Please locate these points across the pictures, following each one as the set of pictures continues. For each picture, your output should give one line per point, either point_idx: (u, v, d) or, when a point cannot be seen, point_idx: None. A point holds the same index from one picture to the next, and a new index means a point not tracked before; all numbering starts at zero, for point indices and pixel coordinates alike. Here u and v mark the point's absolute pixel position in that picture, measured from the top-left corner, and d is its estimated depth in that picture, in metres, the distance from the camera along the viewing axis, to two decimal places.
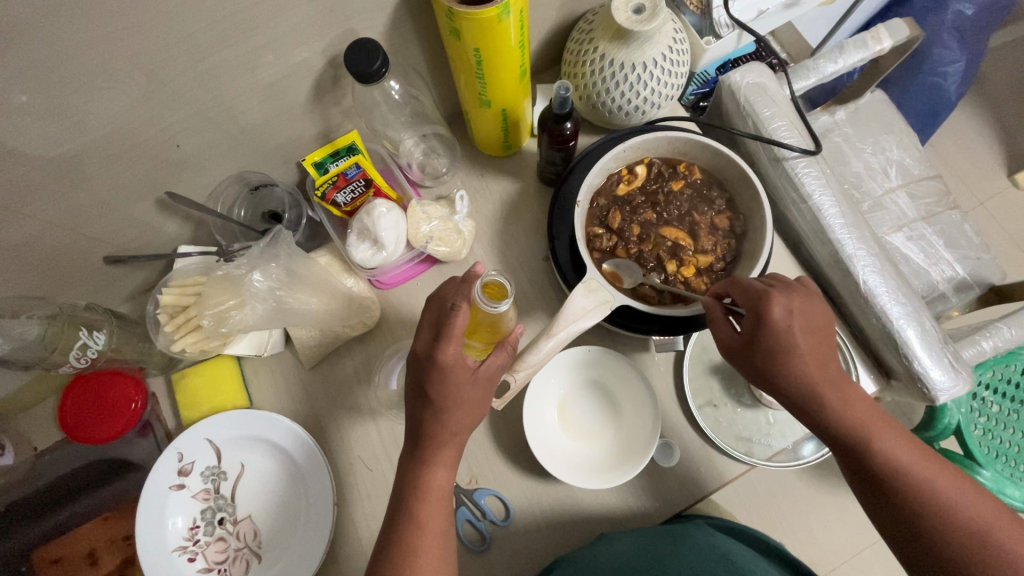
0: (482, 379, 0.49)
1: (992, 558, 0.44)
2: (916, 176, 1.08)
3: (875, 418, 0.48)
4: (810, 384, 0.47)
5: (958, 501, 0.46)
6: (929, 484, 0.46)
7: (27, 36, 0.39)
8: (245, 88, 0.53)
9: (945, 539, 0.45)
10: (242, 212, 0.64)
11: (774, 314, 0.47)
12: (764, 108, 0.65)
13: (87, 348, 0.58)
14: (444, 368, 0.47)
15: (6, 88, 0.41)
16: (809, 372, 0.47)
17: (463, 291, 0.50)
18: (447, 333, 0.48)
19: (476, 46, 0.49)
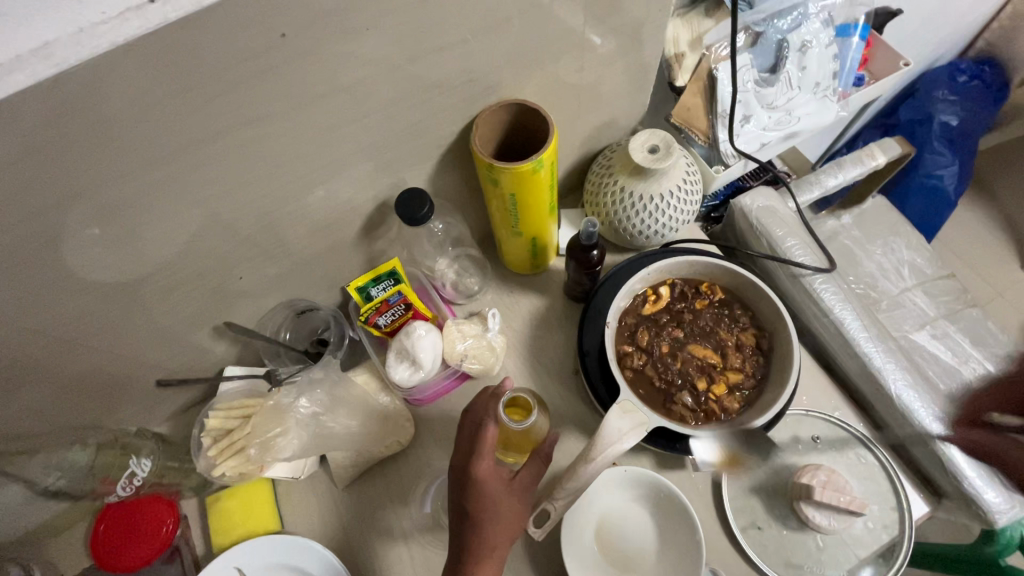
0: (517, 489, 0.51)
1: None
2: (930, 275, 1.10)
3: None
4: None
5: None
6: None
7: (121, 188, 0.43)
8: (303, 224, 0.58)
9: None
10: (287, 334, 0.67)
11: None
12: (776, 229, 0.69)
13: (133, 476, 0.63)
14: (480, 481, 0.49)
15: (81, 227, 0.44)
16: None
17: (492, 409, 0.54)
18: (480, 447, 0.51)
19: (512, 191, 0.55)
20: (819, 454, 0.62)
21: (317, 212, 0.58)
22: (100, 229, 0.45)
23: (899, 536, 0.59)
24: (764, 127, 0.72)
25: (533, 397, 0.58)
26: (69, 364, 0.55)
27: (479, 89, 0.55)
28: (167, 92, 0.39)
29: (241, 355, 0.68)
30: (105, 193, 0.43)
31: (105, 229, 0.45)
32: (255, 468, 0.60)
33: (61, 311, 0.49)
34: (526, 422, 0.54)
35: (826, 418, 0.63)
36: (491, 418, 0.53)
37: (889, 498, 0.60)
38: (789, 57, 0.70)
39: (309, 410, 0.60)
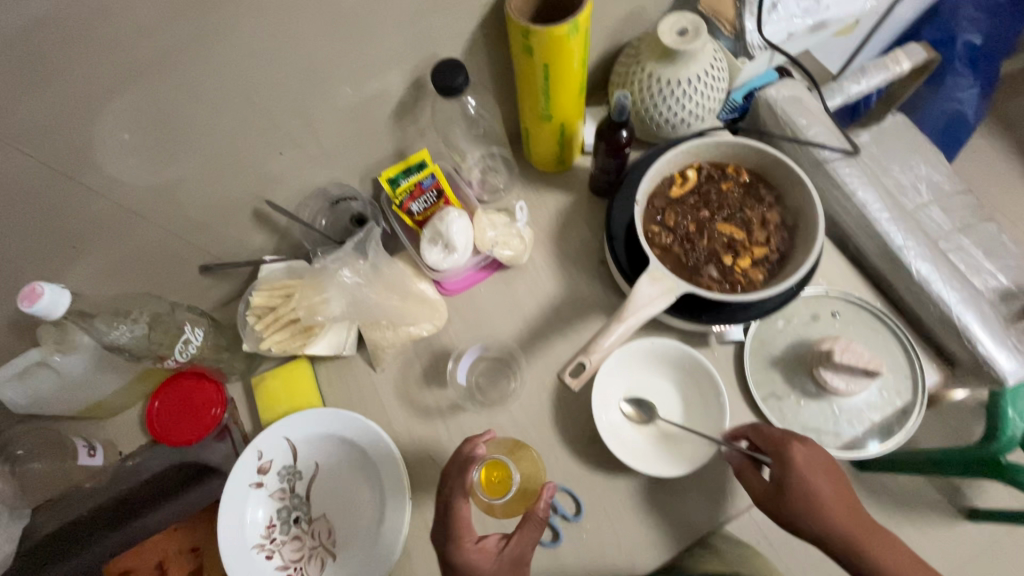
0: (507, 560, 0.52)
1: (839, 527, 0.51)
2: (947, 191, 1.11)
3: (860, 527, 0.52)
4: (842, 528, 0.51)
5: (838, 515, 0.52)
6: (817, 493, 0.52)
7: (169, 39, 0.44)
8: (338, 103, 0.58)
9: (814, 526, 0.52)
10: (324, 222, 0.69)
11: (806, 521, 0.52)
12: (799, 117, 0.69)
13: (189, 343, 0.61)
14: (462, 563, 0.51)
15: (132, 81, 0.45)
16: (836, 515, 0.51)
17: (458, 479, 0.54)
18: (456, 534, 0.52)
19: (545, 62, 0.56)
20: (839, 330, 0.65)
21: (352, 91, 0.58)
22: (150, 83, 0.46)
23: (915, 399, 0.62)
24: (792, 14, 0.71)
25: (508, 449, 0.64)
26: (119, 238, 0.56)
27: None
28: None
29: (277, 247, 0.70)
30: (156, 41, 0.44)
31: (155, 85, 0.46)
32: (297, 345, 0.63)
33: (114, 173, 0.51)
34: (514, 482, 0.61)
35: (846, 297, 0.66)
36: (456, 497, 0.53)
37: (902, 367, 0.63)
38: None
39: (353, 280, 0.62)
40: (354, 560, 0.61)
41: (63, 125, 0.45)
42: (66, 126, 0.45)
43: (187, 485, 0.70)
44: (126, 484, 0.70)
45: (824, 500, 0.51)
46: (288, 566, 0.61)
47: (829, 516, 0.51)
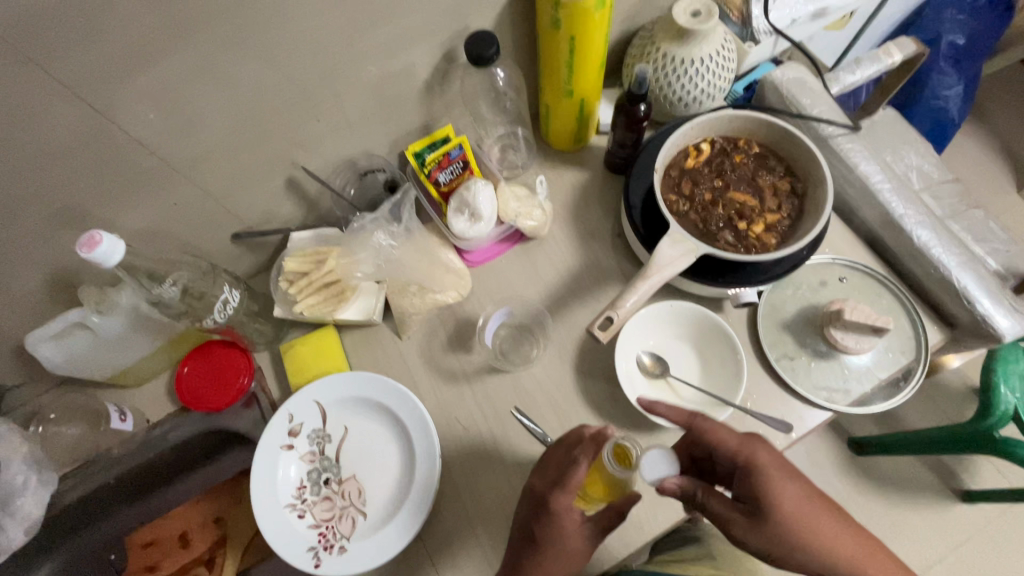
0: (584, 531, 0.53)
1: (812, 549, 0.49)
2: (936, 180, 1.16)
3: (860, 550, 0.51)
4: (817, 552, 0.49)
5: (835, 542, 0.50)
6: (783, 505, 0.50)
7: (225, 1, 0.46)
8: (375, 74, 0.61)
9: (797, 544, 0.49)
10: (353, 192, 0.72)
11: (763, 531, 0.50)
12: (804, 97, 0.74)
13: (227, 304, 0.62)
14: (555, 512, 0.52)
15: (186, 40, 0.47)
16: (821, 534, 0.50)
17: (590, 447, 0.53)
18: (565, 484, 0.52)
19: (572, 35, 0.59)
20: (846, 295, 0.68)
21: (387, 61, 0.60)
22: (207, 40, 0.48)
23: (919, 357, 0.65)
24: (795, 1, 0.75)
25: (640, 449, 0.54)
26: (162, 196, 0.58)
27: None
28: None
29: (305, 218, 0.72)
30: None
31: (212, 43, 0.48)
32: (328, 310, 0.66)
33: (163, 129, 0.53)
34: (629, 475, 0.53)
35: (851, 265, 0.69)
36: (584, 460, 0.52)
37: (904, 329, 0.66)
38: None
39: (388, 243, 0.64)
40: (384, 518, 0.62)
41: (121, 76, 0.47)
42: (125, 78, 0.47)
43: (214, 458, 0.74)
44: (154, 453, 0.70)
45: (787, 510, 0.49)
46: (319, 525, 0.62)
47: (787, 530, 0.49)
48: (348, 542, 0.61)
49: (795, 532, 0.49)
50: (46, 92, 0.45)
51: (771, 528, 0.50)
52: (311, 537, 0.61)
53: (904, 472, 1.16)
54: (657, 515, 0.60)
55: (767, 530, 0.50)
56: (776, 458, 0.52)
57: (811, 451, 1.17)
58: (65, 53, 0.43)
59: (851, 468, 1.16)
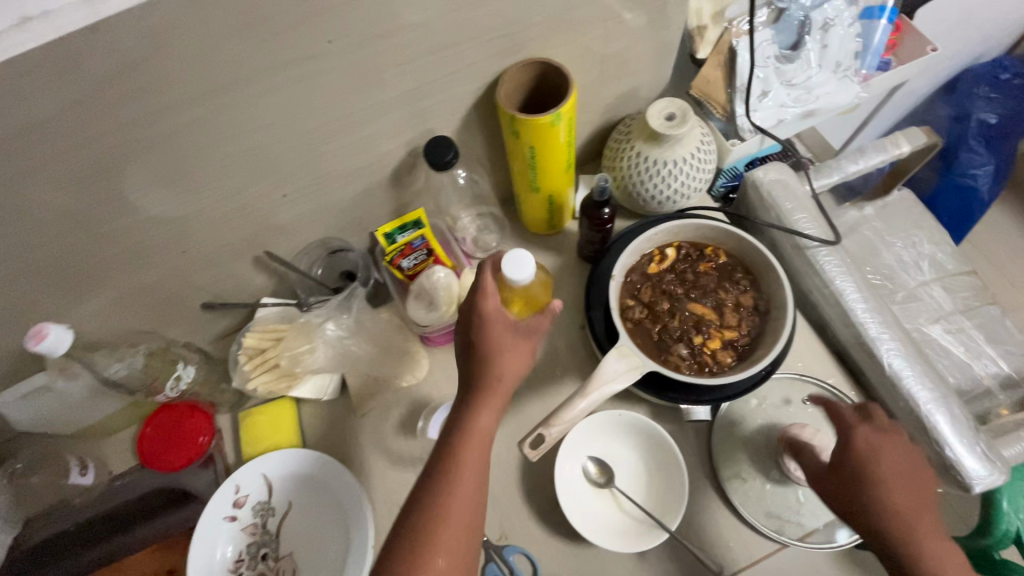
0: (520, 331, 0.55)
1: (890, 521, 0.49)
2: (950, 271, 1.10)
3: (918, 512, 0.50)
4: (899, 513, 0.49)
5: (890, 500, 0.50)
6: (885, 487, 0.50)
7: (181, 118, 0.49)
8: (340, 168, 0.63)
9: (876, 509, 0.50)
10: (320, 271, 0.73)
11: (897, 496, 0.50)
12: (786, 202, 0.72)
13: (180, 379, 0.66)
14: (483, 317, 0.54)
15: (145, 153, 0.50)
16: (898, 507, 0.49)
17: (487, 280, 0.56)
18: (484, 287, 0.54)
19: (531, 144, 0.59)
20: (809, 417, 0.65)
21: (349, 157, 0.62)
22: (170, 148, 0.51)
23: None
24: (783, 102, 0.73)
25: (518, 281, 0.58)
26: (128, 277, 0.61)
27: (506, 49, 0.58)
28: (241, 18, 0.44)
29: (277, 289, 0.75)
30: (177, 114, 0.48)
31: (176, 150, 0.51)
32: (283, 387, 0.67)
33: (131, 222, 0.55)
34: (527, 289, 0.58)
35: (818, 385, 0.66)
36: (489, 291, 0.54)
37: None
38: (809, 36, 0.72)
39: (336, 333, 0.66)
40: None
41: (88, 182, 0.50)
42: (91, 182, 0.50)
43: (158, 513, 0.72)
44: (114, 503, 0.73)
45: (883, 470, 0.50)
46: None
47: (866, 491, 0.50)
48: None
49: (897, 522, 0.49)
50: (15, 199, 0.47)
51: (884, 498, 0.50)
52: None
53: None
54: None
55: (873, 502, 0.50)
56: (888, 434, 0.52)
57: None
58: (32, 168, 0.46)
59: None
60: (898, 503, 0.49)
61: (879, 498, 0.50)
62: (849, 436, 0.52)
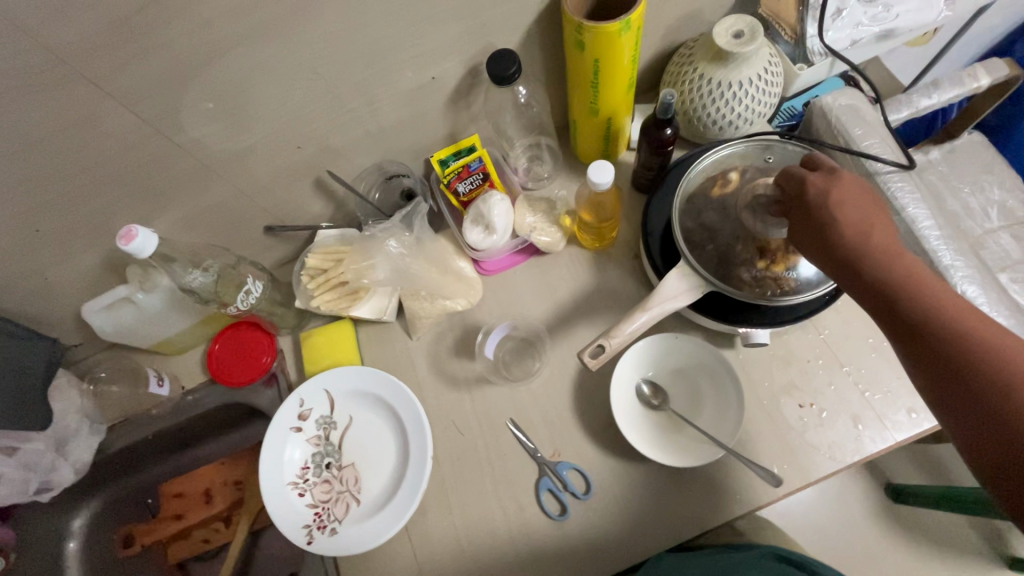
0: None
1: (853, 255, 0.47)
2: (1020, 218, 1.04)
3: (920, 274, 0.46)
4: (854, 246, 0.47)
5: (858, 237, 0.48)
6: (854, 236, 0.48)
7: (253, 23, 0.49)
8: (401, 86, 0.63)
9: (840, 250, 0.48)
10: (377, 195, 0.75)
11: (846, 217, 0.48)
12: (855, 127, 0.68)
13: (249, 293, 0.68)
14: None
15: (218, 59, 0.50)
16: (850, 231, 0.48)
17: None
18: None
19: (596, 57, 0.58)
20: (870, 350, 0.65)
21: (409, 77, 0.62)
22: (241, 56, 0.51)
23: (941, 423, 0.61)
24: (858, 22, 0.69)
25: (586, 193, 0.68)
26: (201, 192, 0.63)
27: None
28: None
29: (334, 215, 0.76)
30: (244, 18, 0.48)
31: (245, 58, 0.51)
32: (344, 306, 0.70)
33: (203, 132, 0.57)
34: (592, 203, 0.68)
35: None
36: None
37: None
38: None
39: (398, 250, 0.66)
40: (374, 508, 0.66)
41: (166, 90, 0.51)
42: (167, 90, 0.51)
43: (220, 434, 0.82)
44: (188, 416, 0.78)
45: (842, 212, 0.48)
46: (316, 505, 0.67)
47: (832, 238, 0.48)
48: (339, 525, 0.65)
49: (856, 266, 0.47)
50: (96, 100, 0.49)
51: (836, 238, 0.48)
52: (307, 515, 0.66)
53: (934, 529, 1.08)
54: (631, 544, 0.61)
55: (837, 258, 0.48)
56: (838, 180, 0.50)
57: (840, 492, 1.12)
58: (112, 69, 0.47)
59: (882, 518, 1.09)
60: (854, 243, 0.47)
61: (834, 246, 0.48)
62: (809, 185, 0.51)
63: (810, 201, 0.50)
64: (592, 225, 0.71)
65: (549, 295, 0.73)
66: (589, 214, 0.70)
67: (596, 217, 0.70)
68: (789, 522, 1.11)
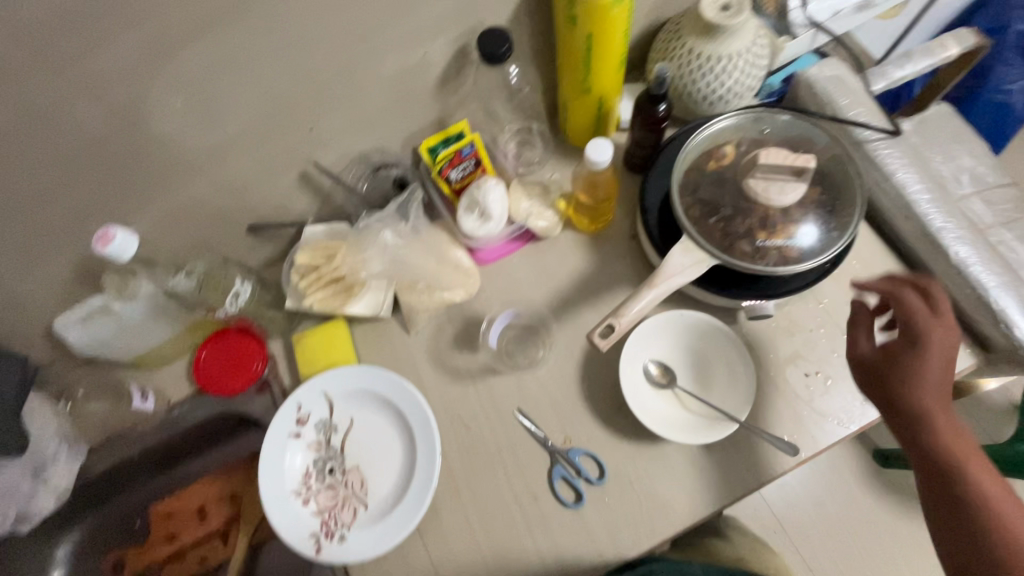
0: None
1: (901, 378, 0.51)
2: (990, 184, 1.08)
3: (970, 453, 0.49)
4: (919, 392, 0.50)
5: (925, 393, 0.50)
6: (922, 378, 0.50)
7: (231, 2, 0.46)
8: (387, 70, 0.60)
9: (905, 363, 0.51)
10: (366, 186, 0.72)
11: (928, 360, 0.50)
12: (841, 97, 0.69)
13: (238, 295, 0.68)
14: None
15: (194, 42, 0.47)
16: (928, 403, 0.50)
17: None
18: None
19: (588, 32, 0.57)
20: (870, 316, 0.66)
21: (395, 60, 0.59)
22: (218, 39, 0.48)
23: None
24: None
25: (580, 175, 0.67)
26: (179, 190, 0.59)
27: None
28: None
29: (320, 211, 0.73)
30: None
31: (221, 42, 0.48)
32: (337, 304, 0.68)
33: (179, 125, 0.53)
34: (586, 185, 0.68)
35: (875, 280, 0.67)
36: None
37: None
38: None
39: (392, 241, 0.66)
40: (383, 511, 0.63)
41: (138, 79, 0.47)
42: (138, 78, 0.47)
43: (211, 446, 0.77)
44: (177, 429, 0.74)
45: (929, 369, 0.50)
46: (321, 512, 0.64)
47: (904, 342, 0.51)
48: (348, 530, 0.62)
49: (901, 381, 0.51)
50: (62, 90, 0.45)
51: (903, 364, 0.51)
52: (313, 524, 0.63)
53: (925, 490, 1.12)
54: (650, 525, 0.60)
55: (892, 368, 0.51)
56: (942, 335, 0.50)
57: (834, 462, 1.14)
58: (77, 55, 0.43)
59: (876, 483, 1.12)
60: (921, 410, 0.50)
61: (902, 361, 0.51)
62: (924, 336, 0.50)
63: (912, 326, 0.51)
64: (588, 205, 0.70)
65: (548, 281, 0.72)
66: (584, 195, 0.69)
67: (591, 198, 0.69)
68: (787, 493, 1.13)
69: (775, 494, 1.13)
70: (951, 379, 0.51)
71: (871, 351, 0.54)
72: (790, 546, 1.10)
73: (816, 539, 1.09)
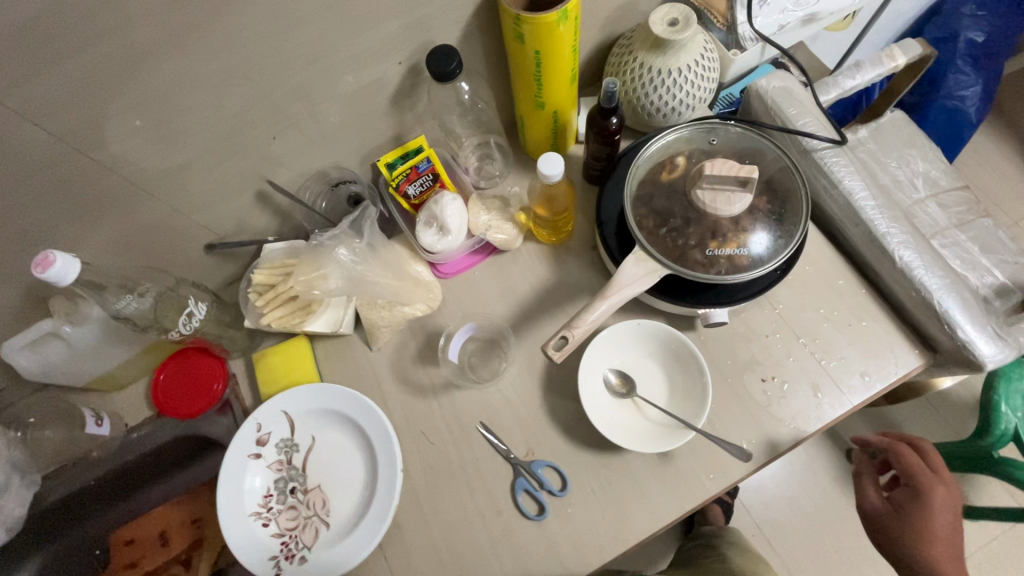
0: None
1: (912, 539, 0.65)
2: (944, 187, 1.11)
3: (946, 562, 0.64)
4: (924, 549, 0.64)
5: (929, 549, 0.64)
6: (928, 531, 0.64)
7: (172, 27, 0.45)
8: (340, 88, 0.60)
9: (912, 530, 0.65)
10: (325, 203, 0.72)
11: (936, 524, 0.65)
12: (789, 108, 0.72)
13: (193, 315, 0.65)
14: None
15: (135, 67, 0.47)
16: (929, 552, 0.63)
17: None
18: None
19: (537, 49, 0.58)
20: (823, 320, 0.67)
21: (348, 79, 0.60)
22: (160, 63, 0.47)
23: (892, 382, 0.64)
24: (783, 7, 0.72)
25: (541, 187, 0.66)
26: (130, 212, 0.59)
27: None
28: None
29: (280, 227, 0.73)
30: (160, 22, 0.45)
31: (164, 65, 0.48)
32: (295, 322, 0.67)
33: (126, 148, 0.52)
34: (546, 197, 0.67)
35: (827, 284, 0.69)
36: None
37: (882, 352, 0.65)
38: None
39: (349, 258, 0.64)
40: (345, 530, 0.63)
41: (79, 104, 0.47)
42: (79, 103, 0.47)
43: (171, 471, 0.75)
44: (134, 453, 0.74)
45: (936, 528, 0.64)
46: (282, 534, 0.63)
47: (914, 513, 0.66)
48: (309, 552, 0.62)
49: (909, 541, 0.65)
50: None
51: (919, 532, 0.64)
52: (273, 546, 0.62)
53: None
54: (613, 535, 0.60)
55: (910, 541, 0.65)
56: (947, 495, 0.66)
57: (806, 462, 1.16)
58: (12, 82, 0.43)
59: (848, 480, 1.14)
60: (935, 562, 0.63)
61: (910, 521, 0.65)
62: (930, 495, 0.66)
63: (925, 493, 0.66)
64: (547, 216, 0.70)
65: (510, 293, 0.72)
66: (545, 207, 0.69)
67: (551, 210, 0.69)
68: (763, 494, 1.14)
69: (750, 495, 1.15)
70: (953, 531, 0.65)
71: (885, 501, 0.69)
72: (766, 546, 1.11)
73: (791, 538, 1.11)
